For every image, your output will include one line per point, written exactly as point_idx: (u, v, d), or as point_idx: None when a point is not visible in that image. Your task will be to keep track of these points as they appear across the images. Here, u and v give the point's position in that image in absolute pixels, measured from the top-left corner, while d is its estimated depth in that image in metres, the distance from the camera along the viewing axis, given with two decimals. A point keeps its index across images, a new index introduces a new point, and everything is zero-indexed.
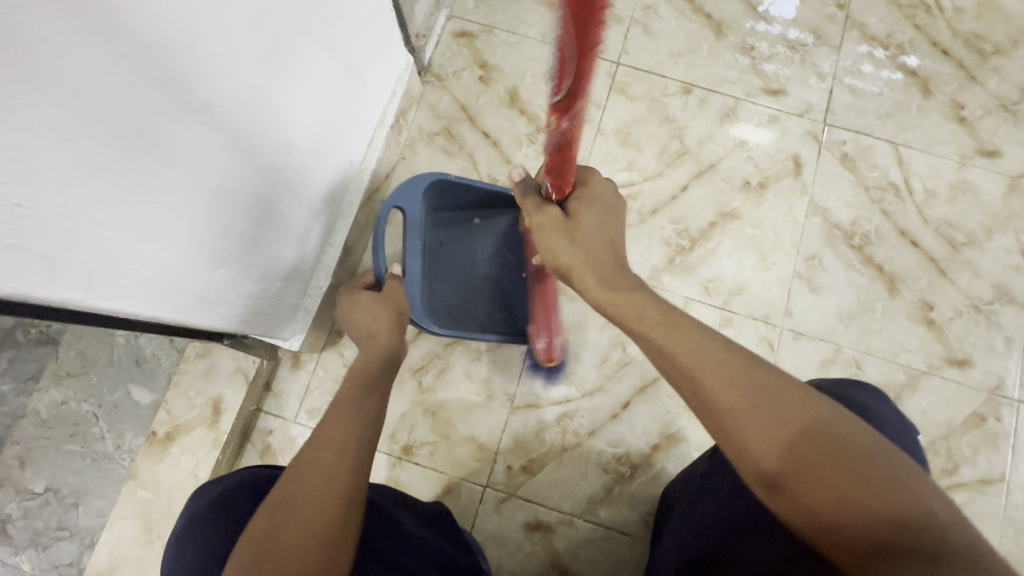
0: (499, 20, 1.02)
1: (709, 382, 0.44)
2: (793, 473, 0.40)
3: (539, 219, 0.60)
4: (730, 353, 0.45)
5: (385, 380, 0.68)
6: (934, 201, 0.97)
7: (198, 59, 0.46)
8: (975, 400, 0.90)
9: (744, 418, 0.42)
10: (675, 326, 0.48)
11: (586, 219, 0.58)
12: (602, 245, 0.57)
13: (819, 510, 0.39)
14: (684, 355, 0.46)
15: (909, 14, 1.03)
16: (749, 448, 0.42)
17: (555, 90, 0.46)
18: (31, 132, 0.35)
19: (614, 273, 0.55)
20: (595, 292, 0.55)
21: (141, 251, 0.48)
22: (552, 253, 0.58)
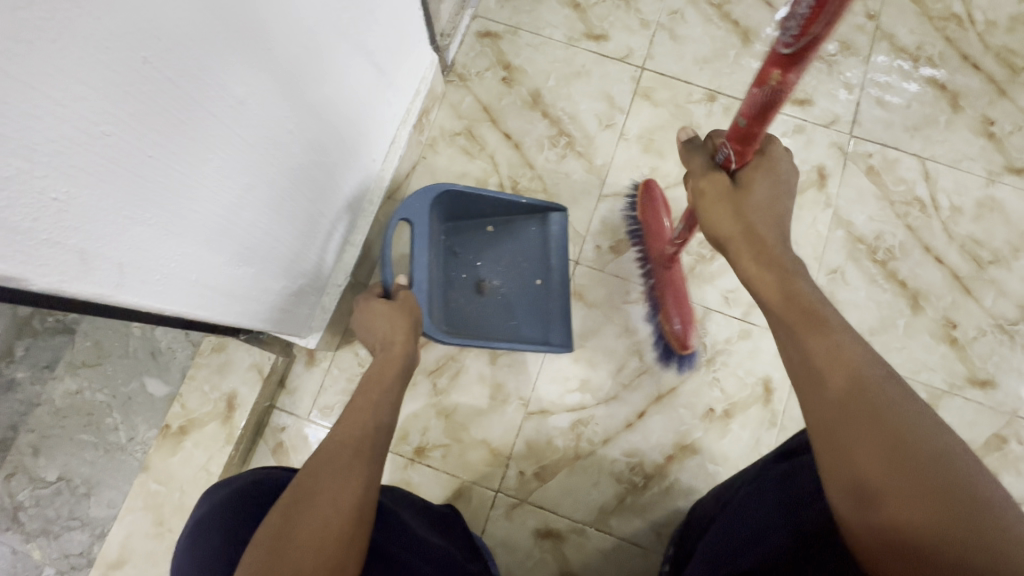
0: (524, 21, 1.02)
1: (831, 376, 0.42)
2: (888, 487, 0.37)
3: (704, 187, 0.56)
4: (867, 354, 0.43)
5: (398, 388, 0.68)
6: (961, 217, 0.95)
7: (234, 55, 0.46)
8: (996, 421, 0.89)
9: (852, 420, 0.40)
10: (815, 317, 0.46)
11: (758, 189, 0.54)
12: (767, 220, 0.53)
13: (910, 529, 0.36)
14: (814, 343, 0.44)
15: (940, 26, 1.02)
16: (847, 456, 0.39)
17: (790, 38, 0.42)
18: (72, 127, 0.35)
19: (777, 251, 0.52)
20: (748, 265, 0.52)
21: (171, 247, 0.47)
22: (714, 220, 0.55)
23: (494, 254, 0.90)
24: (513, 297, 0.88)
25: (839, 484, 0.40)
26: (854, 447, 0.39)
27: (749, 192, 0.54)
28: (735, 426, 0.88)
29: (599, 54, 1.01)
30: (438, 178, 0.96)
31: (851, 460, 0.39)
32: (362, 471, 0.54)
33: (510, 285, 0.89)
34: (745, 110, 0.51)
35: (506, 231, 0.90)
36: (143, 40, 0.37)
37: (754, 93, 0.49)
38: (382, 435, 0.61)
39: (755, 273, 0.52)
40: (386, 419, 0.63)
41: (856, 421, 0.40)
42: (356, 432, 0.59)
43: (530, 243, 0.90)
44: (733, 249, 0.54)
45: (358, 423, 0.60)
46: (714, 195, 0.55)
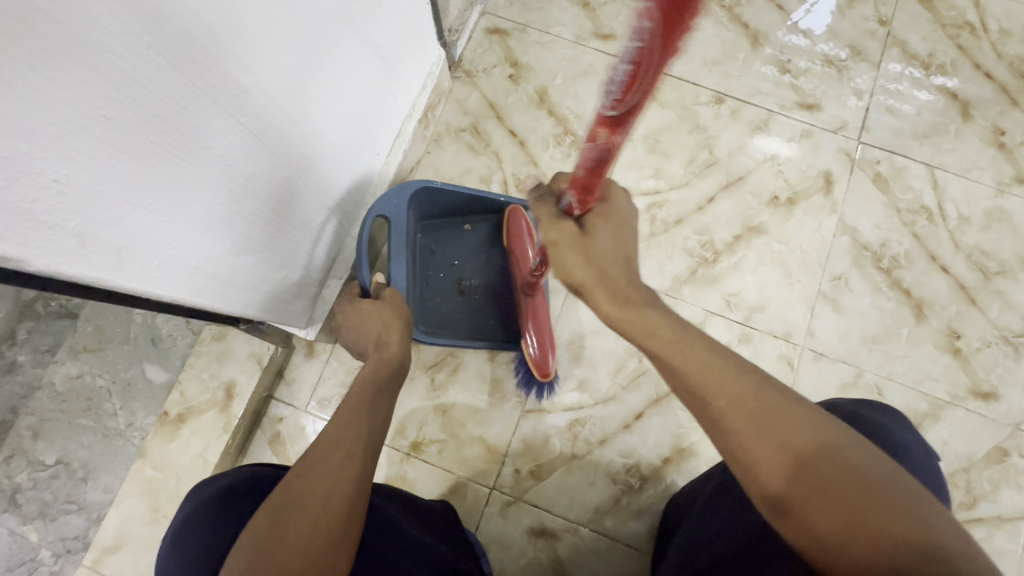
0: (532, 19, 1.01)
1: (719, 402, 0.42)
2: (797, 493, 0.39)
3: (553, 236, 0.51)
4: (735, 369, 0.43)
5: (393, 387, 0.68)
6: (968, 227, 0.94)
7: (239, 44, 0.46)
8: (999, 434, 0.88)
9: (750, 438, 0.41)
10: (685, 342, 0.45)
11: (603, 237, 0.51)
12: (616, 263, 0.50)
13: (822, 532, 0.38)
14: (690, 370, 0.44)
15: (953, 34, 1.01)
16: (755, 472, 0.40)
17: (610, 103, 0.37)
18: (74, 110, 0.35)
19: (630, 287, 0.49)
20: (607, 308, 0.49)
21: (170, 234, 0.48)
22: (564, 269, 0.51)
23: (472, 252, 0.88)
24: (492, 296, 0.87)
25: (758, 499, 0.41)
26: (757, 464, 0.40)
27: (597, 237, 0.50)
28: None
29: (607, 53, 1.00)
30: (442, 173, 0.96)
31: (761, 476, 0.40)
32: (354, 471, 0.54)
33: (492, 285, 0.88)
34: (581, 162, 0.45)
35: (486, 229, 0.89)
36: (148, 23, 0.37)
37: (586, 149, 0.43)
38: (376, 437, 0.61)
39: (614, 315, 0.49)
40: (380, 420, 0.63)
41: (758, 437, 0.41)
42: (349, 431, 0.59)
43: (507, 241, 0.89)
44: (591, 293, 0.50)
45: (351, 422, 0.60)
46: (564, 244, 0.50)
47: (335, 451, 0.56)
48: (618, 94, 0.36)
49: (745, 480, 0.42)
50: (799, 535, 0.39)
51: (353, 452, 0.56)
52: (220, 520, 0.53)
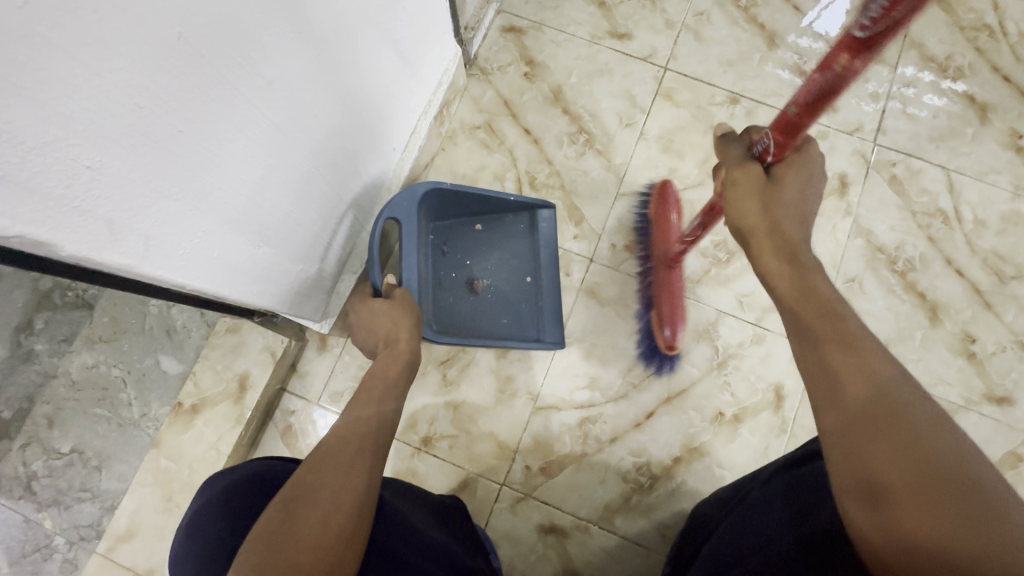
0: (548, 17, 1.01)
1: (844, 379, 0.40)
2: (904, 489, 0.36)
3: (736, 175, 0.55)
4: (888, 363, 0.41)
5: (403, 386, 0.69)
6: (984, 231, 0.94)
7: (266, 36, 0.47)
8: (1013, 438, 0.87)
9: (870, 422, 0.38)
10: (834, 319, 0.44)
11: (789, 188, 0.53)
12: (793, 218, 0.52)
13: (921, 535, 0.35)
14: (829, 347, 0.42)
15: (971, 37, 1.00)
16: (861, 457, 0.38)
17: (865, 25, 0.41)
18: (107, 99, 0.35)
19: (797, 242, 0.51)
20: (768, 263, 0.51)
21: (195, 224, 0.48)
22: (738, 211, 0.54)
23: (483, 251, 0.88)
24: (504, 294, 0.87)
25: (849, 486, 0.39)
26: (867, 450, 0.38)
27: (783, 188, 0.52)
28: (744, 430, 0.87)
29: (622, 53, 1.00)
30: (456, 170, 0.97)
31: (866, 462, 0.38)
32: (363, 468, 0.55)
33: (503, 284, 0.88)
34: (798, 98, 0.50)
35: (496, 229, 0.89)
36: (181, 14, 0.38)
37: (811, 81, 0.48)
38: (387, 435, 0.61)
39: (773, 270, 0.50)
40: (389, 417, 0.63)
41: (875, 424, 0.38)
42: (359, 428, 0.59)
43: (517, 241, 0.89)
44: (755, 244, 0.52)
45: (361, 419, 0.60)
46: (746, 185, 0.54)
47: (345, 447, 0.56)
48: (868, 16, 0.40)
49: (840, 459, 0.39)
50: (885, 530, 0.36)
51: (363, 448, 0.56)
52: (231, 514, 0.53)
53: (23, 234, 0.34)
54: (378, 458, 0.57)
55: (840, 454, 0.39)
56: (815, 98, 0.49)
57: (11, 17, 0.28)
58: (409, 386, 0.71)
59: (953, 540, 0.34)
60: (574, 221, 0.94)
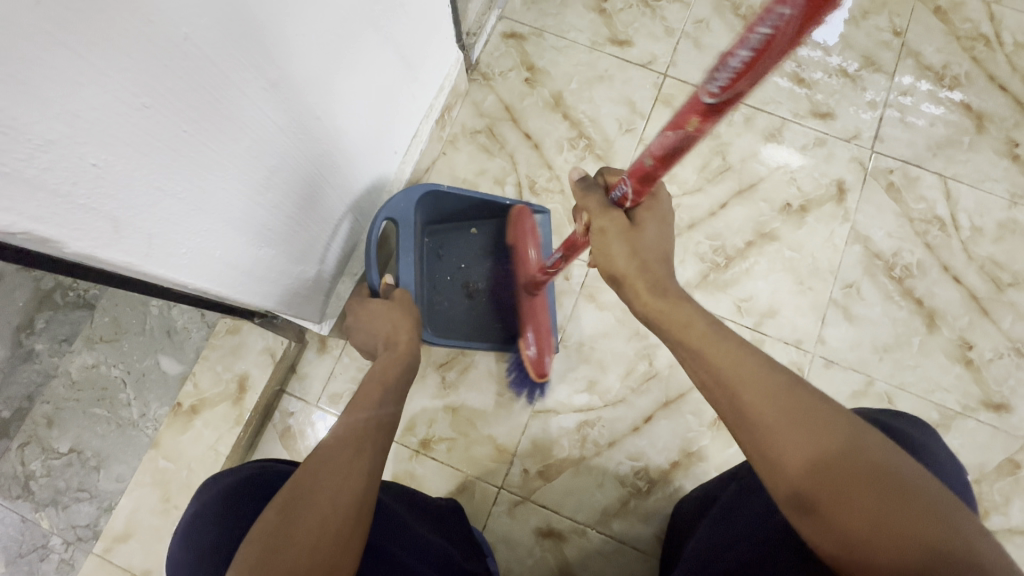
0: (549, 24, 1.03)
1: (747, 395, 0.43)
2: (826, 491, 0.39)
3: (601, 224, 0.52)
4: (772, 368, 0.44)
5: (402, 387, 0.69)
6: (981, 238, 0.94)
7: (272, 39, 0.48)
8: (1011, 445, 0.87)
9: (779, 434, 0.41)
10: (723, 338, 0.46)
11: (648, 231, 0.52)
12: (657, 259, 0.52)
13: (851, 530, 0.38)
14: (723, 366, 0.45)
15: (967, 46, 1.01)
16: (780, 466, 0.41)
17: (712, 89, 0.34)
18: (114, 97, 0.36)
19: (667, 282, 0.51)
20: (646, 301, 0.51)
21: (198, 223, 0.49)
22: (606, 256, 0.52)
23: (479, 255, 0.88)
24: (501, 298, 0.88)
25: (783, 496, 0.41)
26: (783, 460, 0.40)
27: (642, 232, 0.52)
28: None
29: (623, 59, 1.01)
30: (457, 174, 0.97)
31: (785, 472, 0.40)
32: (363, 469, 0.54)
33: (499, 288, 0.88)
34: (652, 150, 0.44)
35: (493, 232, 0.89)
36: (187, 16, 0.38)
37: (664, 135, 0.42)
38: (388, 436, 0.61)
39: (654, 312, 0.50)
40: (389, 418, 0.63)
41: (785, 433, 0.41)
42: (359, 428, 0.59)
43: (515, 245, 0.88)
44: (632, 288, 0.52)
45: (361, 419, 0.60)
46: (611, 232, 0.52)
47: (345, 447, 0.56)
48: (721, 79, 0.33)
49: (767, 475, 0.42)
50: (824, 532, 0.39)
51: (363, 449, 0.56)
52: (231, 516, 0.53)
53: (30, 231, 0.35)
54: (378, 459, 0.57)
55: (765, 469, 0.42)
56: (666, 151, 0.42)
57: (22, 15, 0.28)
58: (409, 387, 0.71)
59: (875, 523, 0.37)
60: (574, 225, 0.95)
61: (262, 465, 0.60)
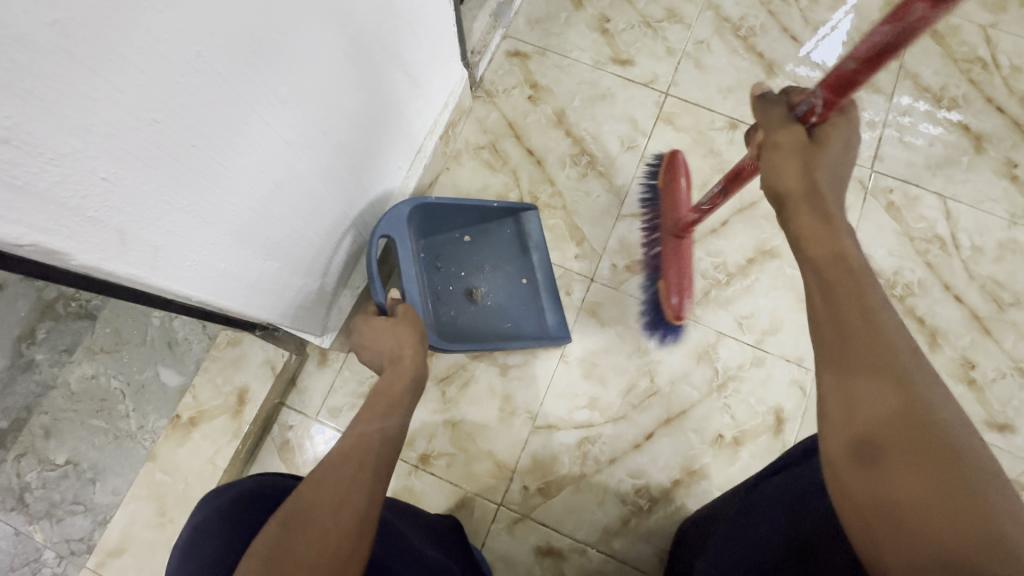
0: (553, 43, 1.04)
1: (857, 337, 0.40)
2: (890, 448, 0.35)
3: (778, 138, 0.52)
4: (898, 328, 0.40)
5: (408, 402, 0.69)
6: (982, 257, 0.95)
7: (282, 56, 0.48)
8: (1016, 466, 0.86)
9: (870, 382, 0.38)
10: (850, 279, 0.44)
11: (829, 151, 0.51)
12: (831, 180, 0.51)
13: (899, 492, 0.34)
14: (846, 304, 0.42)
15: (964, 68, 1.03)
16: (857, 408, 0.38)
17: None
18: (127, 114, 0.36)
19: (831, 207, 0.50)
20: (801, 218, 0.50)
21: (204, 236, 0.49)
22: (778, 172, 0.52)
23: (477, 261, 0.90)
24: (504, 301, 0.89)
25: (840, 444, 0.38)
26: (864, 404, 0.37)
27: (825, 149, 0.51)
28: (744, 453, 0.87)
29: (625, 78, 1.03)
30: (460, 188, 0.98)
31: (857, 416, 0.37)
32: (366, 485, 0.54)
33: (500, 292, 0.89)
34: (858, 53, 0.47)
35: (485, 236, 0.90)
36: (201, 34, 0.39)
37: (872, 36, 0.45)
38: (391, 453, 0.61)
39: (807, 232, 0.49)
40: (393, 435, 0.63)
41: (873, 385, 0.38)
42: (361, 446, 0.59)
43: (512, 247, 0.91)
44: (790, 206, 0.51)
45: (365, 437, 0.61)
46: (785, 148, 0.51)
47: (348, 465, 0.56)
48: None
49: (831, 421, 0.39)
50: (870, 486, 0.36)
51: (366, 466, 0.56)
52: (231, 534, 0.53)
53: (38, 243, 0.35)
54: (381, 476, 0.57)
55: (838, 411, 0.39)
56: (872, 52, 0.46)
57: (41, 34, 0.29)
58: (414, 402, 0.71)
59: (934, 494, 0.33)
60: (575, 241, 0.95)
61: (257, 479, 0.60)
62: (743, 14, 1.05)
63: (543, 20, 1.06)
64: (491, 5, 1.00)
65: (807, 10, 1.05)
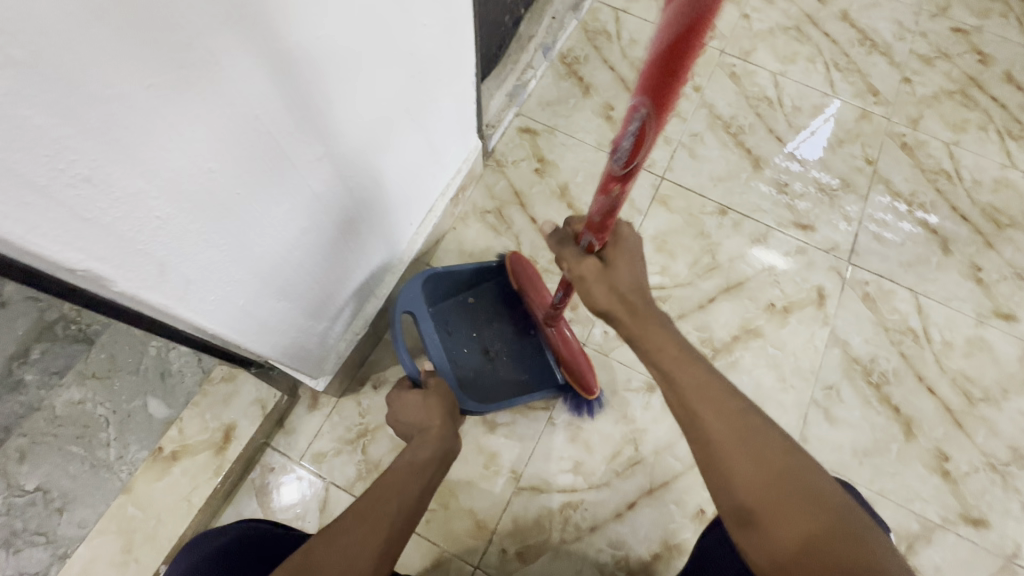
0: (561, 123, 1.14)
1: (705, 416, 0.48)
2: (761, 508, 0.44)
3: (580, 270, 0.56)
4: (730, 396, 0.49)
5: (436, 479, 0.67)
6: (952, 352, 1.00)
7: (326, 122, 0.54)
8: (991, 564, 0.88)
9: (728, 450, 0.46)
10: (688, 360, 0.51)
11: (620, 268, 0.56)
12: (636, 291, 0.55)
13: (782, 543, 0.42)
14: (683, 385, 0.50)
15: (931, 178, 1.13)
16: (726, 480, 0.45)
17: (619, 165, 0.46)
18: (190, 161, 0.41)
19: (650, 307, 0.55)
20: (629, 326, 0.54)
21: (231, 273, 0.52)
22: (589, 298, 0.56)
23: (485, 320, 0.92)
24: (517, 354, 0.91)
25: (728, 510, 0.46)
26: (730, 480, 0.45)
27: (616, 269, 0.55)
28: None
29: None
30: (464, 248, 1.04)
31: (729, 488, 0.45)
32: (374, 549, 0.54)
33: (512, 348, 0.91)
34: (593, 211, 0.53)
35: (486, 296, 0.93)
36: (260, 100, 0.44)
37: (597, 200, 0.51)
38: (408, 517, 0.60)
39: (635, 332, 0.54)
40: (411, 500, 0.61)
41: (736, 457, 0.45)
42: (378, 507, 0.59)
43: (517, 303, 0.93)
44: (617, 319, 0.55)
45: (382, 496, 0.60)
46: (590, 277, 0.55)
47: (363, 523, 0.56)
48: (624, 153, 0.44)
49: (719, 490, 0.46)
50: (756, 545, 0.44)
51: (380, 526, 0.56)
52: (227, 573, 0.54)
53: (90, 269, 0.38)
54: (392, 541, 0.56)
55: (715, 482, 0.46)
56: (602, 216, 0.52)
57: (137, 93, 0.34)
58: (439, 476, 0.68)
59: (803, 540, 0.42)
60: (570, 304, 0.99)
61: (248, 525, 0.60)
62: (734, 114, 1.16)
63: (553, 103, 1.16)
64: (507, 86, 1.12)
65: (791, 116, 1.17)
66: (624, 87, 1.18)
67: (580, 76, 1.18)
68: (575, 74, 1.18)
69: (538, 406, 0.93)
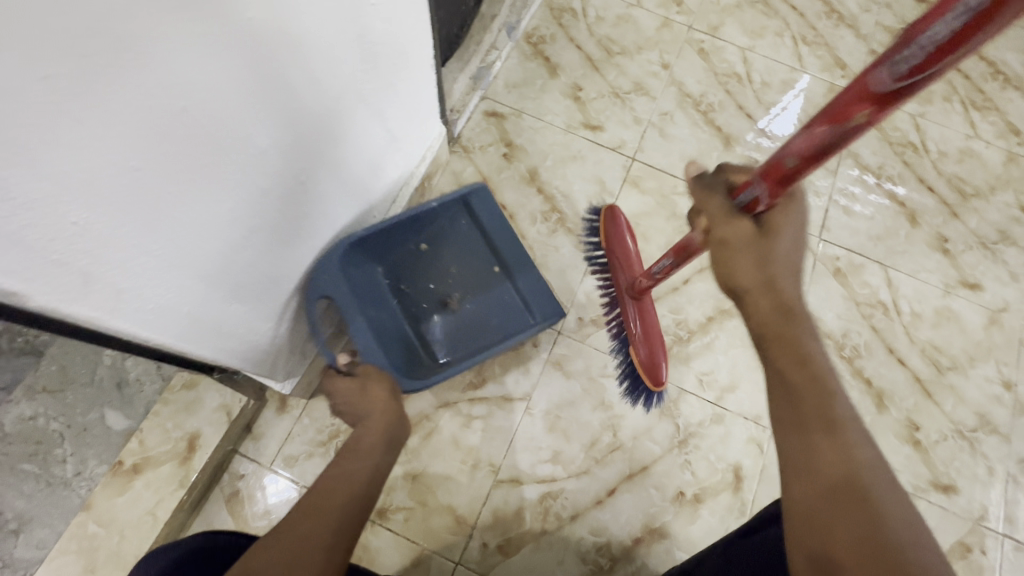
0: (528, 106, 1.10)
1: (824, 451, 0.42)
2: (849, 565, 0.39)
3: (725, 233, 0.50)
4: (864, 443, 0.43)
5: (389, 459, 0.64)
6: (921, 323, 1.01)
7: (266, 111, 0.50)
8: (960, 528, 0.90)
9: (831, 492, 0.41)
10: (823, 387, 0.45)
11: (781, 240, 0.50)
12: (789, 270, 0.49)
13: None
14: (808, 407, 0.44)
15: (898, 151, 1.13)
16: (818, 521, 0.41)
17: (882, 83, 0.38)
18: (105, 159, 0.37)
19: (794, 301, 0.49)
20: (761, 312, 0.49)
21: (169, 280, 0.49)
22: (730, 270, 0.50)
23: (439, 267, 0.90)
24: (478, 301, 0.90)
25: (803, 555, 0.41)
26: (825, 520, 0.40)
27: (774, 240, 0.50)
28: (704, 511, 0.87)
29: (594, 142, 1.09)
30: None
31: (816, 527, 0.40)
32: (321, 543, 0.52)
33: (473, 293, 0.90)
34: (799, 149, 0.47)
35: (439, 241, 0.90)
36: (186, 89, 0.40)
37: (818, 130, 0.45)
38: (359, 507, 0.57)
39: (772, 331, 0.48)
40: (362, 487, 0.59)
41: (838, 501, 0.41)
42: (321, 500, 0.56)
43: (473, 241, 0.91)
44: (751, 301, 0.49)
45: (326, 487, 0.57)
46: (735, 243, 0.50)
47: (306, 519, 0.53)
48: (896, 70, 0.37)
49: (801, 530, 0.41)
50: None
51: (326, 523, 0.53)
52: None
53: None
54: (342, 531, 0.54)
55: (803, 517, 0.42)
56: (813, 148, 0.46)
57: (31, 87, 0.30)
58: (391, 457, 0.65)
59: None
60: None
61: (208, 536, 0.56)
62: (704, 91, 1.14)
63: (519, 84, 1.12)
64: (471, 68, 1.08)
65: (760, 92, 1.15)
66: (592, 67, 1.15)
67: (546, 57, 1.14)
68: (542, 54, 1.14)
69: (514, 397, 0.91)
